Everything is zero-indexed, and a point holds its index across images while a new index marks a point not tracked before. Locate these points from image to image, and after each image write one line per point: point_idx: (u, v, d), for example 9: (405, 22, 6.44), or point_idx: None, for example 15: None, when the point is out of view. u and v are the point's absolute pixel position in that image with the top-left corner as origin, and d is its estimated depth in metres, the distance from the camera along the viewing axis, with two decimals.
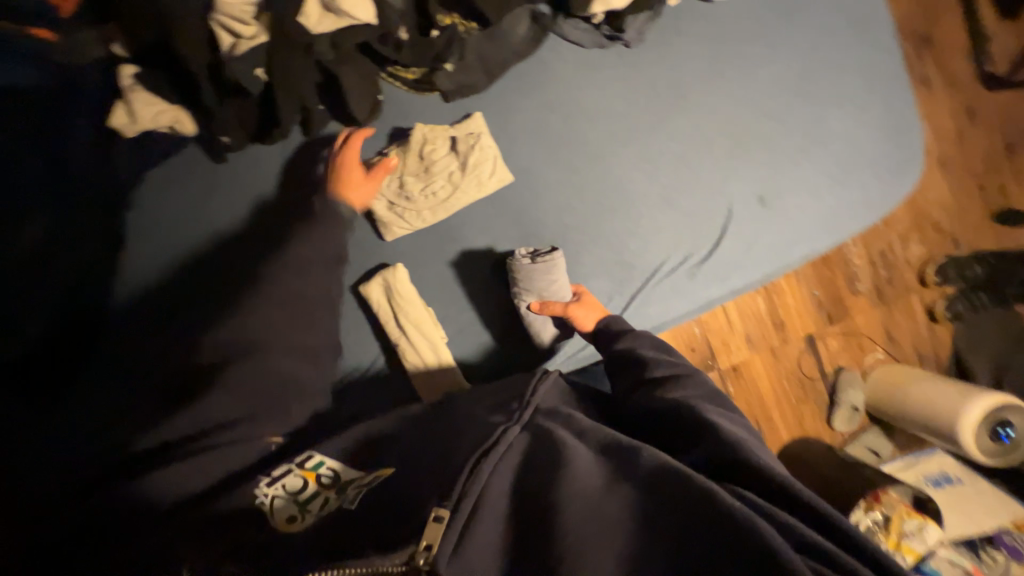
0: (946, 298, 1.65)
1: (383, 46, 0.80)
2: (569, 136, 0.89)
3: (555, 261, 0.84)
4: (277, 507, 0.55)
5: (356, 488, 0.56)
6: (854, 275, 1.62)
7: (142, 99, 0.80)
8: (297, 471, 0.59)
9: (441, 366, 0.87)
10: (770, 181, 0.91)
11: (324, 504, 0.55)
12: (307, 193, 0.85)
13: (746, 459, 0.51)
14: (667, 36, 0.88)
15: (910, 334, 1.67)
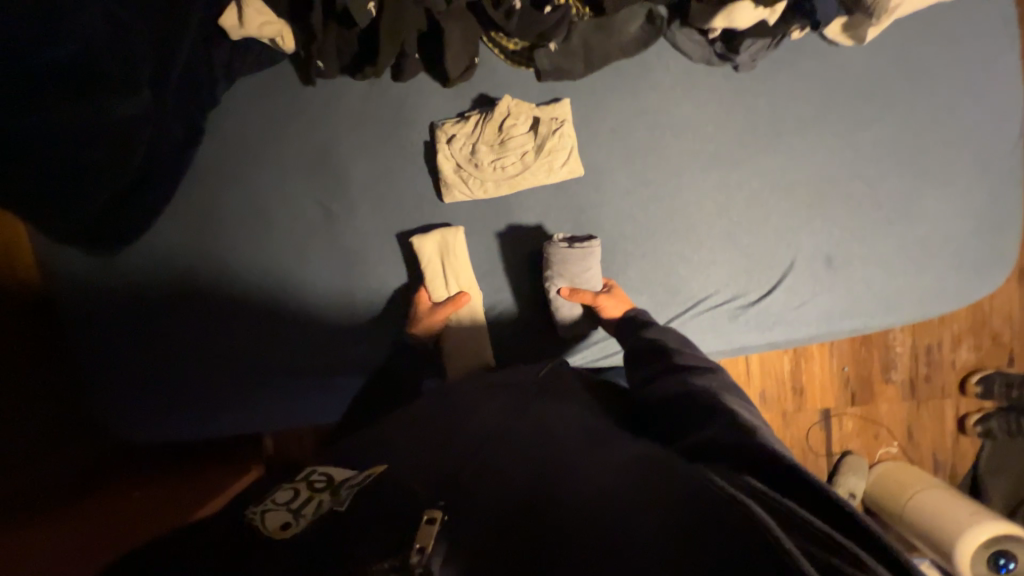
0: (982, 412, 1.57)
1: (495, 11, 0.79)
2: (649, 146, 0.87)
3: (592, 249, 0.85)
4: (265, 524, 0.43)
5: (349, 489, 0.45)
6: (892, 363, 1.55)
7: (254, 7, 0.80)
8: (289, 485, 0.47)
9: (465, 338, 0.89)
10: (843, 244, 0.86)
11: (314, 509, 0.43)
12: (382, 141, 0.92)
13: (746, 444, 0.50)
14: (779, 69, 0.84)
15: (933, 438, 1.60)
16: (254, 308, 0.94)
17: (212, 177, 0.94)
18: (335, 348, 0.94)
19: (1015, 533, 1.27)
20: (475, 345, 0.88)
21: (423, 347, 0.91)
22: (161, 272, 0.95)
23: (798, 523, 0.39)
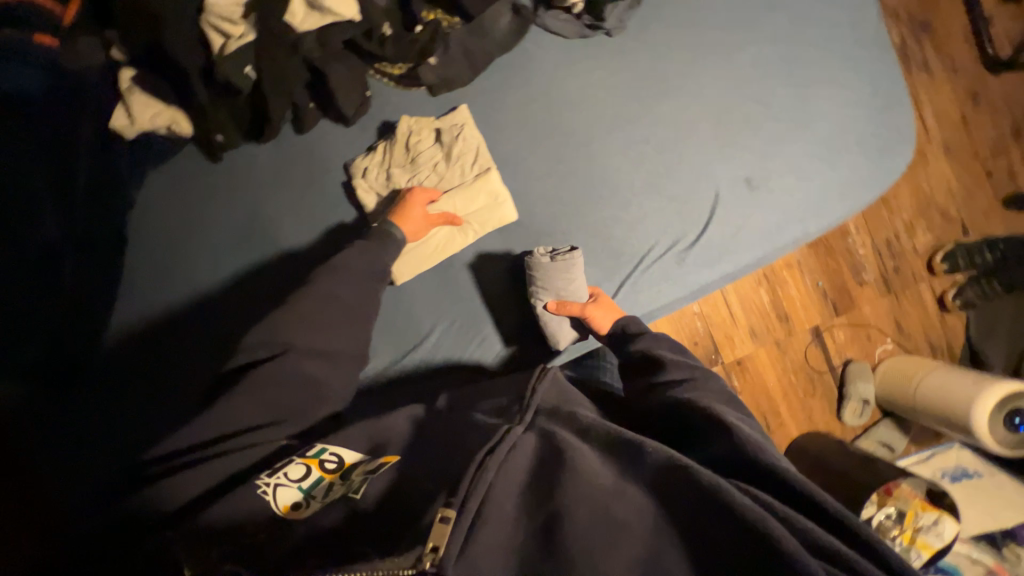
0: (957, 285, 1.61)
1: (368, 42, 0.82)
2: (556, 126, 0.91)
3: (575, 261, 0.86)
4: (281, 497, 0.55)
5: (360, 474, 0.56)
6: (859, 265, 1.60)
7: (140, 102, 0.84)
8: (299, 460, 0.58)
9: (444, 359, 0.90)
10: (758, 164, 0.90)
11: (328, 492, 0.55)
12: (313, 202, 0.93)
13: (752, 455, 0.51)
14: (648, 24, 0.89)
15: (920, 324, 1.63)
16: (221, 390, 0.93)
17: (151, 280, 0.94)
18: None
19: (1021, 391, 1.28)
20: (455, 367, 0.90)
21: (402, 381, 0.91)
22: (115, 380, 0.92)
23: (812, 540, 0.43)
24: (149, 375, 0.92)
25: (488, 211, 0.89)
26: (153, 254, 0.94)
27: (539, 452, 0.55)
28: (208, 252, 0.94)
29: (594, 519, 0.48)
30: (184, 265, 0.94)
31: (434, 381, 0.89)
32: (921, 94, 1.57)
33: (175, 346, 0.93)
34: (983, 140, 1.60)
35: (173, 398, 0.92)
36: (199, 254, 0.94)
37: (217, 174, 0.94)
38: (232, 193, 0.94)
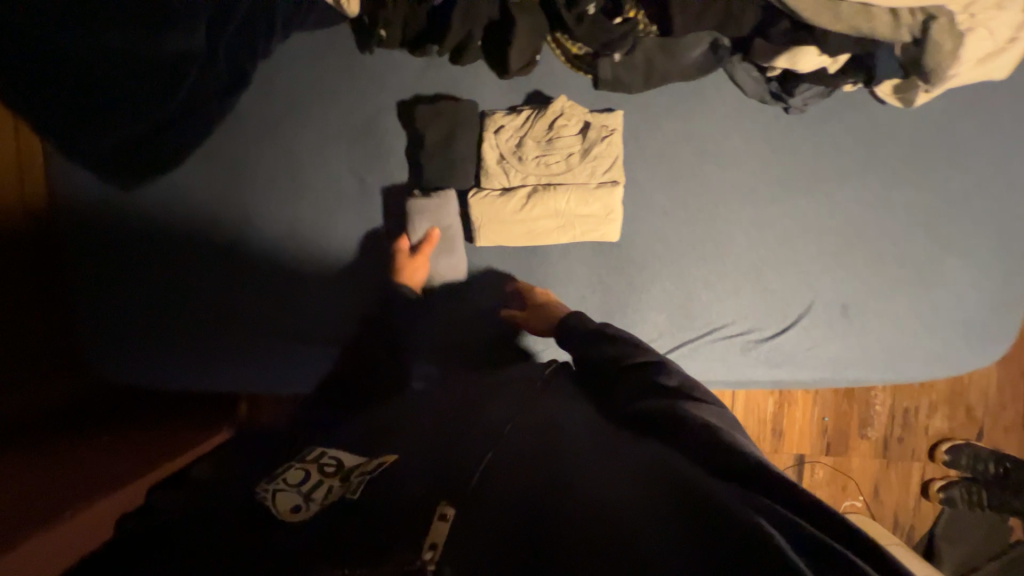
0: (947, 479, 1.65)
1: (566, 12, 0.79)
2: (692, 172, 0.89)
3: (446, 197, 0.89)
4: (279, 500, 0.51)
5: (360, 475, 0.53)
6: (869, 419, 1.61)
7: None
8: (298, 465, 0.56)
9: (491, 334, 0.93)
10: (861, 295, 0.88)
11: (328, 490, 0.52)
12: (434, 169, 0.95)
13: (741, 458, 0.48)
14: (827, 119, 0.86)
15: (896, 497, 1.67)
16: (269, 265, 0.94)
17: (242, 131, 0.94)
18: (350, 321, 0.94)
19: None
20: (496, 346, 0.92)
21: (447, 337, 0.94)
22: (174, 219, 0.94)
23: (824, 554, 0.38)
24: (208, 235, 0.94)
25: (596, 223, 0.87)
26: (256, 113, 0.94)
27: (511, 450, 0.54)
28: (312, 133, 0.93)
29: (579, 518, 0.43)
30: (281, 138, 0.94)
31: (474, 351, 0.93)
32: None
33: (246, 213, 0.94)
34: None
35: (223, 264, 0.94)
36: (303, 133, 0.93)
37: (354, 64, 0.92)
38: (355, 88, 0.92)
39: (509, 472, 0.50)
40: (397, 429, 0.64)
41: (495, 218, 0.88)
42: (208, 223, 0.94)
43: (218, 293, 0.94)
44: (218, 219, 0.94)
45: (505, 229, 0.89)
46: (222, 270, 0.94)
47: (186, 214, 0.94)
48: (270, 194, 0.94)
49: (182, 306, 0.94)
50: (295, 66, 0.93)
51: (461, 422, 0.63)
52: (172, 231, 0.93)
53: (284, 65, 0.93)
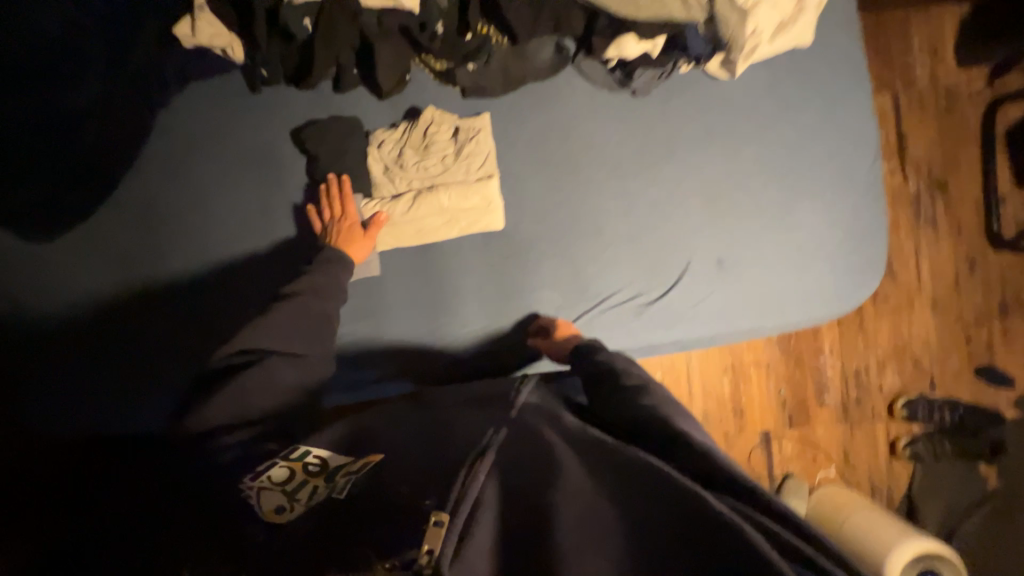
0: (910, 435, 1.72)
1: (421, 33, 0.90)
2: (562, 159, 0.97)
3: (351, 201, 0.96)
4: (266, 497, 0.63)
5: (341, 475, 0.64)
6: (824, 386, 1.70)
7: (206, 19, 0.91)
8: (283, 464, 0.67)
9: (400, 335, 0.97)
10: (731, 247, 0.95)
11: (311, 491, 0.63)
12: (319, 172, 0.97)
13: (718, 466, 0.56)
14: (671, 95, 0.96)
15: (868, 462, 1.73)
16: (186, 294, 0.99)
17: (147, 177, 1.00)
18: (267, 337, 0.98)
19: (937, 550, 1.30)
20: (409, 344, 0.96)
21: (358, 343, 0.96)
22: (94, 264, 1.00)
23: (792, 549, 0.46)
24: (124, 273, 1.00)
25: (478, 214, 0.94)
26: (156, 156, 1.00)
27: (512, 453, 0.59)
28: (215, 167, 1.01)
29: (578, 520, 0.49)
30: (184, 174, 1.01)
31: (386, 352, 0.96)
32: (927, 250, 1.81)
33: (159, 249, 1.00)
34: (971, 306, 1.80)
35: (141, 300, 0.99)
36: (205, 167, 1.01)
37: (245, 101, 1.01)
38: (249, 121, 1.01)
39: (508, 479, 0.55)
40: (352, 447, 0.70)
41: (385, 222, 0.95)
42: (124, 263, 1.00)
43: (141, 332, 0.99)
44: (133, 257, 1.00)
45: (398, 231, 0.95)
46: (143, 309, 0.99)
47: (103, 257, 1.00)
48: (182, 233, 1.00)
49: (108, 348, 0.99)
50: (187, 109, 1.00)
51: (447, 434, 0.67)
52: (92, 276, 1.00)
53: (183, 116, 1.01)
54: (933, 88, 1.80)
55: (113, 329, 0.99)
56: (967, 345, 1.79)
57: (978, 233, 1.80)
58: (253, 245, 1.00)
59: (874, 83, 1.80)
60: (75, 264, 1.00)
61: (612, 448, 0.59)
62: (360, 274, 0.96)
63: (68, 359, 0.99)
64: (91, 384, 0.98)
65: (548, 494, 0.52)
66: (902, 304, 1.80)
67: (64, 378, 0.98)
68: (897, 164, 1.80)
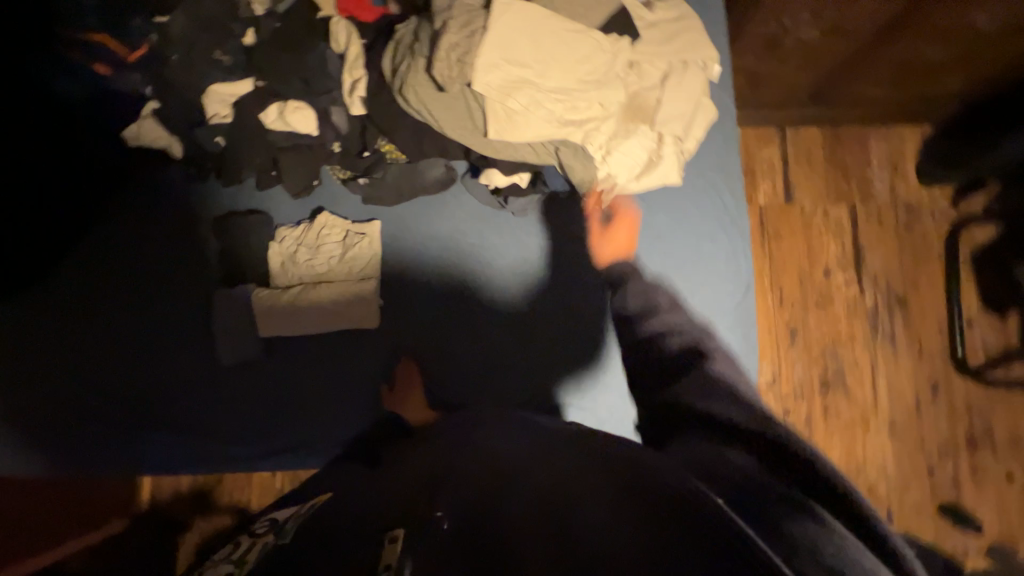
0: None
1: (320, 150, 1.03)
2: (443, 267, 1.03)
3: (243, 288, 1.05)
4: (219, 568, 0.70)
5: (291, 519, 0.76)
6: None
7: (150, 126, 1.06)
8: (240, 539, 0.79)
9: (279, 418, 1.03)
10: (585, 372, 0.99)
11: (261, 544, 0.71)
12: (228, 259, 1.07)
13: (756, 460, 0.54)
14: (548, 218, 1.02)
15: None
16: (92, 359, 1.06)
17: (78, 248, 1.08)
18: (155, 407, 1.05)
19: None
20: (287, 429, 1.03)
21: (243, 422, 1.04)
22: (7, 325, 1.06)
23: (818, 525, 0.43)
24: (35, 336, 1.06)
25: (353, 312, 1.01)
26: (88, 230, 1.09)
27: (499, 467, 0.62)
28: (136, 243, 1.09)
29: (555, 510, 0.49)
30: (110, 249, 1.09)
31: (268, 434, 1.03)
32: (885, 367, 1.71)
33: (73, 316, 1.07)
34: (934, 434, 1.67)
35: (46, 362, 1.06)
36: (128, 243, 1.09)
37: (175, 188, 1.10)
38: (174, 204, 1.10)
39: (471, 500, 0.56)
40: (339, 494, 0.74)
41: (270, 312, 1.03)
42: (36, 327, 1.06)
43: (46, 389, 1.06)
44: (45, 322, 1.07)
45: (281, 320, 1.03)
46: (41, 368, 1.06)
47: (17, 321, 1.06)
48: (91, 301, 1.07)
49: (13, 404, 1.05)
50: (122, 194, 1.10)
51: (433, 461, 0.72)
52: (4, 337, 1.06)
53: (111, 196, 1.10)
54: (893, 202, 1.78)
55: (16, 389, 1.05)
56: (928, 477, 1.65)
57: (942, 356, 1.70)
58: (159, 320, 1.07)
59: (831, 194, 1.80)
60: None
61: (574, 454, 0.59)
62: (244, 357, 1.04)
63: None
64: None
65: (521, 495, 0.53)
66: (856, 422, 1.70)
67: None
68: (855, 277, 1.76)
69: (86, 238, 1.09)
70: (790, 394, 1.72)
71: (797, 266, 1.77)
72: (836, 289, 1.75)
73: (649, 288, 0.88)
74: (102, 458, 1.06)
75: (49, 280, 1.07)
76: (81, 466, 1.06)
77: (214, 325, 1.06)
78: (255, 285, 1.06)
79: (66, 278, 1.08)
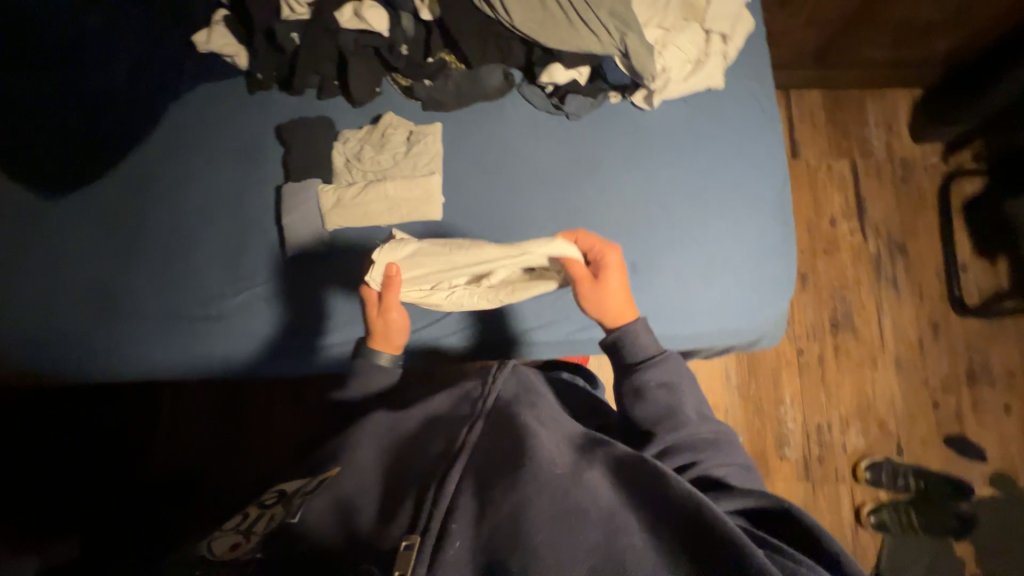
0: (876, 502, 1.67)
1: (389, 54, 1.08)
2: (500, 166, 1.10)
3: (310, 184, 1.09)
4: (216, 543, 0.67)
5: (297, 499, 0.75)
6: (785, 439, 1.75)
7: (219, 31, 1.11)
8: (246, 509, 0.75)
9: (342, 306, 1.07)
10: (643, 254, 1.03)
11: (267, 521, 0.71)
12: (292, 158, 1.11)
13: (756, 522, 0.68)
14: (600, 119, 1.09)
15: (832, 528, 1.68)
16: (162, 255, 1.12)
17: (152, 153, 1.16)
18: (221, 300, 1.09)
19: None
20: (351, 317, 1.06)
21: (307, 313, 1.08)
22: (86, 223, 1.14)
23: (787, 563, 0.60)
24: (111, 232, 1.13)
25: (417, 205, 1.06)
26: (166, 134, 1.17)
27: (495, 449, 0.73)
28: (206, 149, 1.16)
29: (547, 506, 0.64)
30: (182, 155, 1.16)
31: (333, 324, 1.07)
32: (889, 309, 1.83)
33: (147, 215, 1.14)
34: (936, 370, 1.77)
35: (122, 256, 1.13)
36: (197, 148, 1.16)
37: (245, 99, 1.17)
38: (243, 112, 1.17)
39: (481, 489, 0.67)
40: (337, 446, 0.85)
41: (335, 205, 1.07)
42: (112, 223, 1.14)
43: (118, 282, 1.12)
44: (122, 219, 1.14)
45: (345, 213, 1.07)
46: (113, 263, 1.12)
47: (94, 218, 1.14)
48: (162, 205, 1.14)
49: (86, 295, 1.11)
50: (194, 106, 1.17)
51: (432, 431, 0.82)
52: (84, 234, 1.14)
53: (182, 106, 1.18)
54: (890, 159, 1.92)
55: (94, 279, 1.12)
56: (934, 411, 1.75)
57: (941, 298, 1.82)
58: (228, 221, 1.13)
59: (833, 151, 1.94)
60: (69, 219, 1.14)
61: (560, 448, 0.74)
62: (308, 249, 1.08)
63: (46, 299, 1.11)
64: (63, 323, 1.10)
65: (520, 490, 0.65)
66: (865, 362, 1.79)
67: (41, 316, 1.11)
68: (858, 226, 1.88)
69: (161, 143, 1.17)
70: (803, 336, 1.81)
71: (804, 216, 1.89)
72: (841, 237, 1.87)
73: (675, 397, 0.81)
74: (168, 354, 1.10)
75: (126, 181, 1.15)
76: (147, 357, 1.10)
77: (281, 221, 1.10)
78: (322, 182, 1.10)
79: (144, 180, 1.15)
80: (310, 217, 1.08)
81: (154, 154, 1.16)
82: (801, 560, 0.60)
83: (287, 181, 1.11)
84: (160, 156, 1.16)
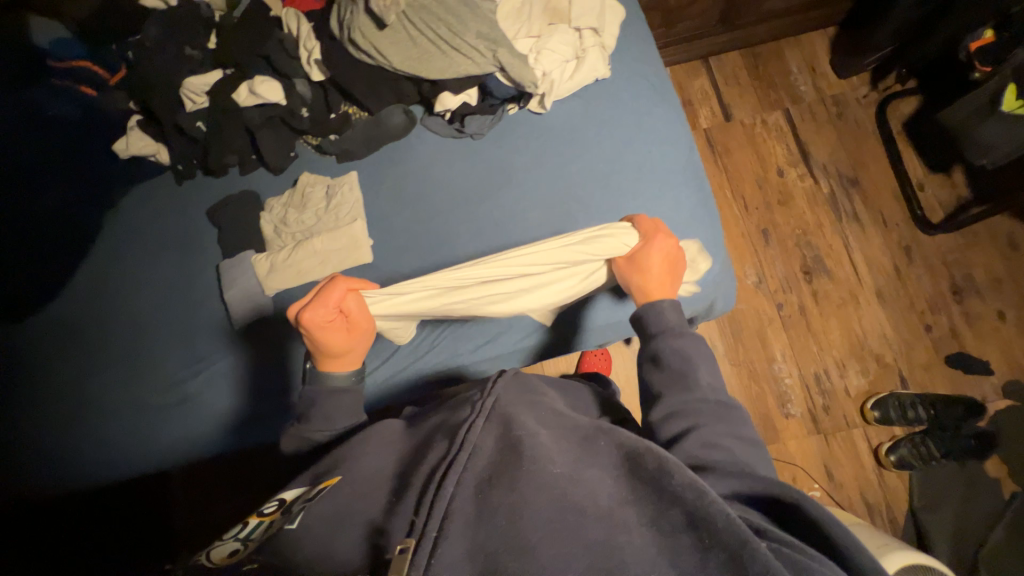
0: (893, 440, 1.61)
1: (292, 119, 1.13)
2: (419, 198, 1.13)
3: (243, 257, 1.13)
4: (212, 555, 0.73)
5: (296, 506, 0.72)
6: (786, 396, 1.71)
7: (137, 135, 1.18)
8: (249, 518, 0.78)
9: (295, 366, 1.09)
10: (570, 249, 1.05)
11: (267, 527, 0.72)
12: (225, 236, 1.16)
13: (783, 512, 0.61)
14: (503, 131, 1.13)
15: (855, 477, 1.62)
16: (123, 355, 1.16)
17: (95, 260, 1.20)
18: (185, 385, 1.12)
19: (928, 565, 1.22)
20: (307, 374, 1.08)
21: (263, 381, 1.09)
22: (43, 340, 1.17)
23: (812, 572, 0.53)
24: (69, 343, 1.17)
25: (347, 252, 1.09)
26: (105, 241, 1.22)
27: (500, 442, 0.66)
28: (144, 246, 1.21)
29: (556, 503, 0.58)
30: (124, 256, 1.21)
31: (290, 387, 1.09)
32: (858, 243, 1.81)
33: (102, 319, 1.18)
34: (921, 293, 1.74)
35: (82, 364, 1.16)
36: (136, 246, 1.21)
37: (172, 190, 1.22)
38: (172, 202, 1.21)
39: (485, 488, 0.61)
40: (327, 462, 0.78)
41: (270, 271, 1.11)
42: (69, 335, 1.17)
43: (85, 389, 1.14)
44: (80, 329, 1.18)
45: (281, 276, 1.10)
46: (77, 373, 1.15)
47: (52, 332, 1.18)
48: (117, 306, 1.18)
49: (52, 409, 1.13)
50: (127, 209, 1.22)
51: (431, 438, 0.74)
52: (43, 350, 1.17)
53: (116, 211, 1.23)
54: (821, 98, 1.94)
55: (59, 392, 1.14)
56: (928, 334, 1.71)
57: (907, 221, 1.80)
58: (177, 307, 1.17)
59: (765, 104, 1.96)
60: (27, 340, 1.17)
61: (567, 439, 0.69)
62: (254, 318, 1.10)
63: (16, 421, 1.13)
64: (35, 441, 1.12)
65: (524, 486, 0.59)
66: (846, 301, 1.77)
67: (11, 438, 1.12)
68: (806, 171, 1.88)
69: (103, 250, 1.21)
70: (778, 289, 1.80)
71: (751, 172, 1.90)
72: (792, 185, 1.87)
73: (688, 364, 0.80)
74: (142, 448, 1.11)
75: (77, 293, 1.19)
76: (122, 456, 1.11)
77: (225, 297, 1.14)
78: (256, 252, 1.14)
79: (93, 288, 1.20)
80: (249, 287, 1.11)
81: (97, 261, 1.21)
82: (807, 551, 0.55)
83: (224, 259, 1.16)
84: (103, 262, 1.21)
